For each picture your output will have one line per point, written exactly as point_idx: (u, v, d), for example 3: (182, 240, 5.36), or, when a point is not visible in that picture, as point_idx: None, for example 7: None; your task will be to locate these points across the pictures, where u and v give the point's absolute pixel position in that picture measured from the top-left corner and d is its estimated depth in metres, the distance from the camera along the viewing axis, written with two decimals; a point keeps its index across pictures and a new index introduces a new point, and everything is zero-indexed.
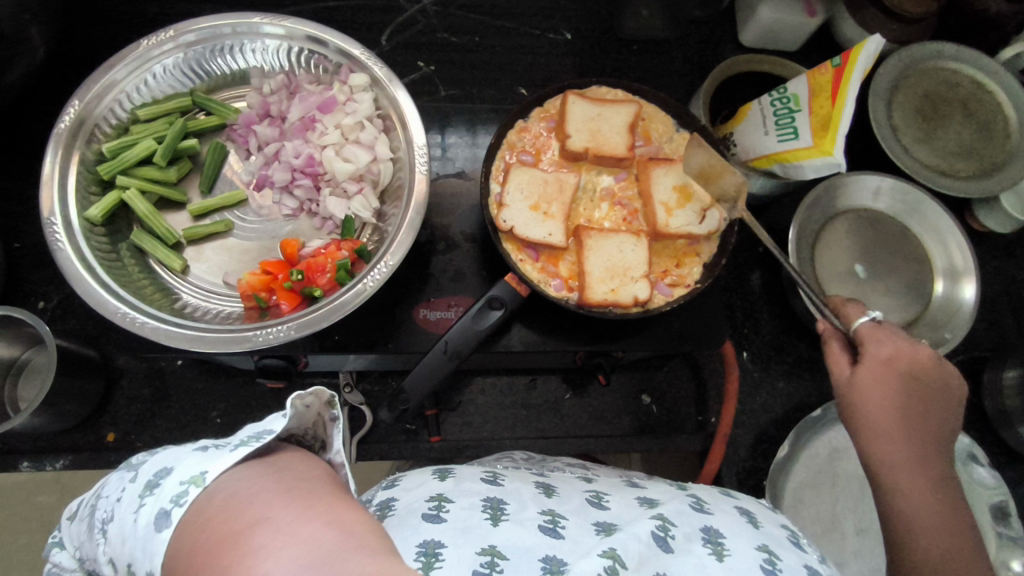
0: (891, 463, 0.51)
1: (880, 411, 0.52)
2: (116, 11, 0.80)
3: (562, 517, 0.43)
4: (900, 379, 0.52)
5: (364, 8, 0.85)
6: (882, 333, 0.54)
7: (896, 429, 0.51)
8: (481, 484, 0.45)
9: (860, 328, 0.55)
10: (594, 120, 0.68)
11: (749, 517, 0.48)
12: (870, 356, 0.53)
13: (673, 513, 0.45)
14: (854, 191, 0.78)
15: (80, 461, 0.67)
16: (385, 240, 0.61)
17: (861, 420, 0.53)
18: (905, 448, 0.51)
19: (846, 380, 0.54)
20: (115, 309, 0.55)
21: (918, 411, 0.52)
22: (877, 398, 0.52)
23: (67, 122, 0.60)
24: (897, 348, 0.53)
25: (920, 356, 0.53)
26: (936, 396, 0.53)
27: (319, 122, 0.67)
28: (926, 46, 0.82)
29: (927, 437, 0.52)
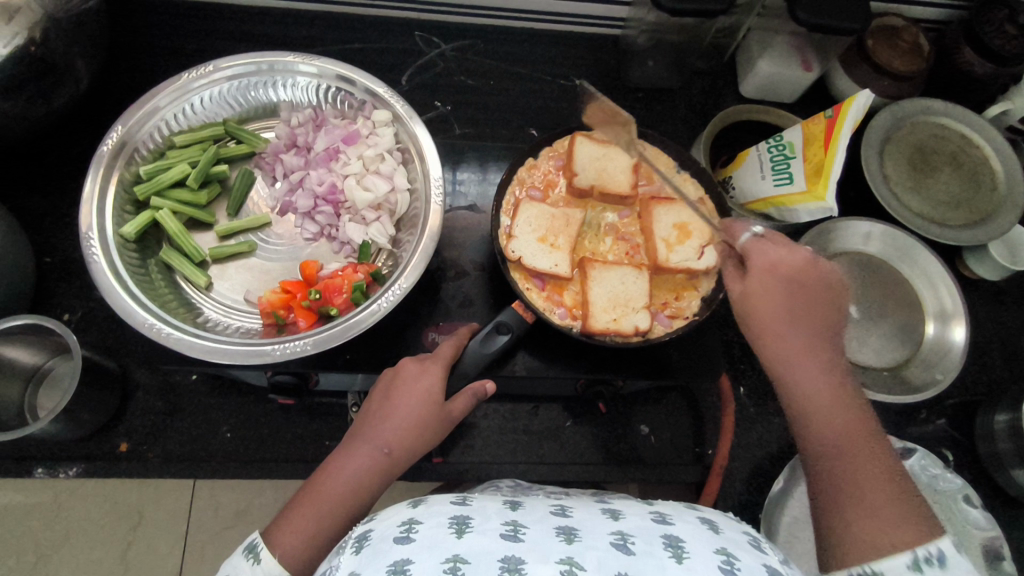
0: (785, 360, 0.53)
1: (767, 313, 0.54)
2: (157, 48, 0.86)
3: (523, 526, 0.47)
4: (785, 283, 0.54)
5: (387, 50, 0.91)
6: (765, 243, 0.55)
7: (787, 329, 0.53)
8: (448, 505, 0.49)
9: (744, 244, 0.57)
10: (600, 160, 0.72)
11: (711, 525, 0.50)
12: (754, 267, 0.55)
13: (634, 527, 0.48)
14: (846, 235, 0.82)
15: (92, 469, 0.69)
16: (400, 265, 0.64)
17: (755, 323, 0.55)
18: (797, 347, 0.53)
19: (739, 294, 0.56)
20: (144, 320, 0.58)
21: (805, 309, 0.54)
22: (766, 304, 0.54)
23: (110, 145, 0.64)
24: (778, 253, 0.55)
25: (801, 261, 0.54)
26: (823, 294, 0.54)
27: (342, 153, 0.71)
28: (915, 102, 0.87)
29: (820, 335, 0.54)
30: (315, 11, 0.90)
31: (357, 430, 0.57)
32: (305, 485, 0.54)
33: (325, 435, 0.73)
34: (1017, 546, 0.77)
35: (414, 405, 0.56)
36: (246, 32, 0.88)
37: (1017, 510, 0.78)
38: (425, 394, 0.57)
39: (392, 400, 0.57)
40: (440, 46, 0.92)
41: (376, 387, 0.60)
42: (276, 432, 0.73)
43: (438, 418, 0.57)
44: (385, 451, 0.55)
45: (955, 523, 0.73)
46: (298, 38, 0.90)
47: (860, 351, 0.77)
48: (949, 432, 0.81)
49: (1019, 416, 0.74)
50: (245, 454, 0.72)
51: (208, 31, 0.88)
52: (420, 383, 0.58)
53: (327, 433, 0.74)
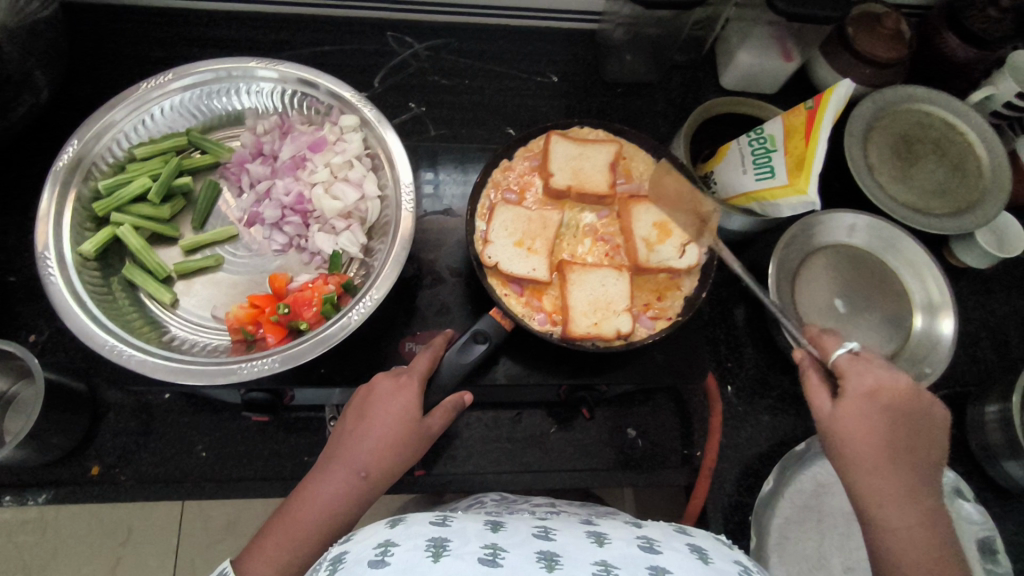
0: (882, 495, 0.52)
1: (864, 446, 0.52)
2: (120, 56, 0.83)
3: (502, 550, 0.45)
4: (884, 412, 0.53)
5: (359, 52, 0.89)
6: (865, 366, 0.55)
7: (885, 465, 0.52)
8: (428, 526, 0.47)
9: (839, 362, 0.56)
10: (576, 159, 0.70)
11: (700, 554, 0.49)
12: (851, 390, 0.54)
13: (619, 555, 0.46)
14: (830, 228, 0.80)
15: (63, 494, 0.67)
16: (371, 274, 0.62)
17: (846, 451, 0.54)
18: (895, 484, 0.51)
19: (828, 413, 0.55)
20: (103, 341, 0.56)
21: (903, 443, 0.53)
22: (863, 435, 0.53)
23: (65, 161, 0.62)
24: (878, 379, 0.54)
25: (901, 388, 0.53)
26: (920, 425, 0.54)
27: (309, 161, 0.69)
28: (898, 89, 0.85)
29: (919, 473, 0.52)
30: (284, 13, 0.88)
31: (333, 455, 0.55)
32: (279, 514, 0.52)
33: (303, 451, 0.71)
34: (1010, 538, 0.76)
35: (391, 425, 0.55)
36: (213, 37, 0.86)
37: (1010, 502, 0.77)
38: (401, 413, 0.55)
39: (369, 422, 0.55)
40: (414, 46, 0.90)
41: (351, 404, 0.58)
42: (252, 449, 0.71)
43: (416, 435, 0.55)
44: (363, 474, 0.53)
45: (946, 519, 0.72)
46: (267, 42, 0.87)
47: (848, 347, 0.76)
48: None
49: (1010, 407, 0.72)
50: (221, 473, 0.70)
51: (173, 37, 0.85)
52: (396, 401, 0.55)
53: (305, 448, 0.72)
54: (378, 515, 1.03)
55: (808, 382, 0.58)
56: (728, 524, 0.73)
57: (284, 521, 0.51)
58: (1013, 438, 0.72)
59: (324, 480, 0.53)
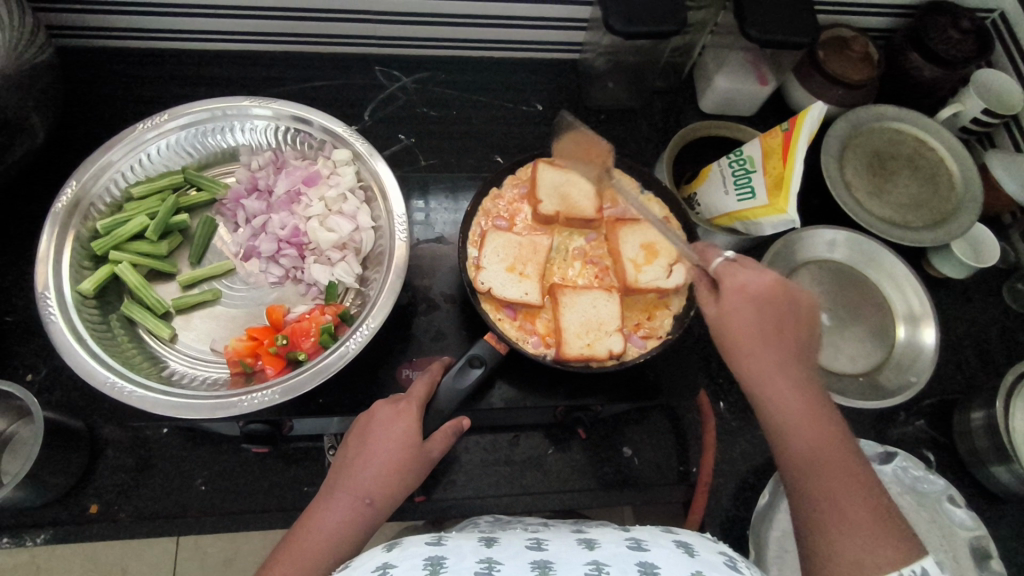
0: (759, 379, 0.53)
1: (742, 338, 0.53)
2: (114, 97, 0.85)
3: (498, 563, 0.46)
4: (755, 305, 0.54)
5: (349, 86, 0.91)
6: (737, 267, 0.56)
7: (759, 352, 0.53)
8: (424, 546, 0.48)
9: (717, 268, 0.57)
10: (563, 185, 0.72)
11: (686, 548, 0.50)
12: (727, 289, 0.55)
13: (610, 555, 0.48)
14: (811, 244, 0.83)
15: (61, 534, 0.67)
16: (368, 303, 0.64)
17: (727, 344, 0.55)
18: (770, 367, 0.53)
19: (713, 314, 0.56)
20: (105, 378, 0.57)
21: (775, 330, 0.53)
22: (737, 327, 0.54)
23: (64, 202, 0.64)
24: (748, 277, 0.55)
25: (769, 282, 0.55)
26: (793, 312, 0.55)
27: (304, 195, 0.71)
28: (870, 109, 0.88)
29: (793, 355, 0.53)
30: (274, 51, 0.91)
31: (333, 482, 0.55)
32: (282, 546, 0.52)
33: (303, 481, 0.72)
34: (1003, 543, 0.77)
35: (392, 448, 0.55)
36: (205, 76, 0.88)
37: (1001, 507, 0.79)
38: (401, 437, 0.56)
39: (370, 447, 0.56)
40: (402, 79, 0.93)
41: (351, 433, 0.59)
42: (251, 481, 0.72)
43: (418, 460, 0.56)
44: (368, 501, 0.54)
45: (940, 526, 0.73)
46: (259, 79, 0.90)
47: (835, 359, 0.77)
48: (929, 432, 0.82)
49: (994, 412, 0.74)
50: (221, 506, 0.70)
51: (167, 77, 0.87)
52: (396, 427, 0.57)
53: (305, 478, 0.72)
54: (379, 542, 1.03)
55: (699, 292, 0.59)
56: (727, 539, 0.74)
57: (290, 549, 0.51)
58: (999, 443, 0.74)
59: (328, 508, 0.53)
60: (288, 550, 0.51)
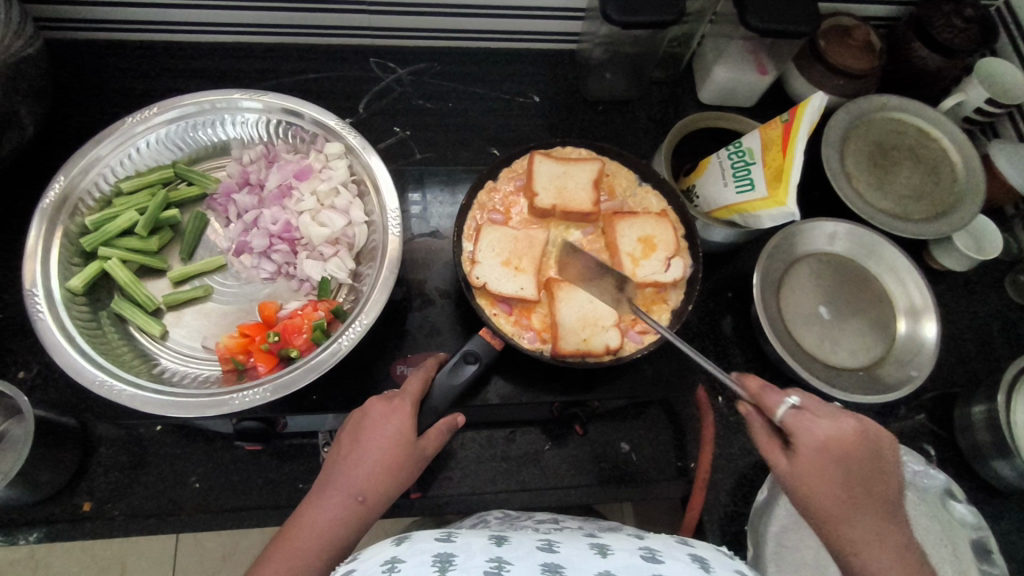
0: (855, 547, 0.50)
1: (829, 500, 0.51)
2: (105, 91, 0.84)
3: (508, 562, 0.45)
4: (838, 464, 0.51)
5: (343, 78, 0.90)
6: (808, 418, 0.52)
7: (847, 513, 0.51)
8: (432, 542, 0.47)
9: (783, 420, 0.53)
10: (559, 178, 0.71)
11: (702, 563, 0.49)
12: (803, 448, 0.51)
13: (623, 564, 0.47)
14: (812, 236, 0.82)
15: (55, 532, 0.66)
16: (360, 299, 0.63)
17: (809, 505, 0.52)
18: (861, 528, 0.50)
19: (788, 472, 0.53)
20: (93, 376, 0.56)
21: (860, 488, 0.51)
22: (820, 489, 0.51)
23: (52, 197, 0.63)
24: (826, 432, 0.51)
25: (848, 434, 0.51)
26: (874, 460, 0.52)
27: (296, 189, 0.70)
28: (871, 100, 0.87)
29: (881, 509, 0.51)
30: (267, 43, 0.89)
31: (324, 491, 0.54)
32: (272, 546, 0.51)
33: (298, 478, 0.71)
34: (1003, 537, 0.76)
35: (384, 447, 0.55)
36: (197, 68, 0.87)
37: (1002, 502, 0.78)
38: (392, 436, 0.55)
39: (365, 445, 0.55)
40: (397, 71, 0.91)
41: (344, 429, 0.58)
42: (245, 478, 0.71)
43: (411, 455, 0.56)
44: (360, 499, 0.53)
45: (940, 521, 0.72)
46: (251, 72, 0.88)
47: (835, 353, 0.77)
48: (929, 426, 0.81)
49: (996, 407, 0.73)
50: (215, 503, 0.70)
51: (158, 69, 0.86)
52: (389, 425, 0.56)
53: (300, 475, 0.72)
54: (378, 538, 1.03)
55: (758, 436, 0.56)
56: (725, 535, 0.74)
57: (280, 553, 0.50)
58: (1001, 437, 0.73)
59: (320, 503, 0.52)
60: (276, 552, 0.50)
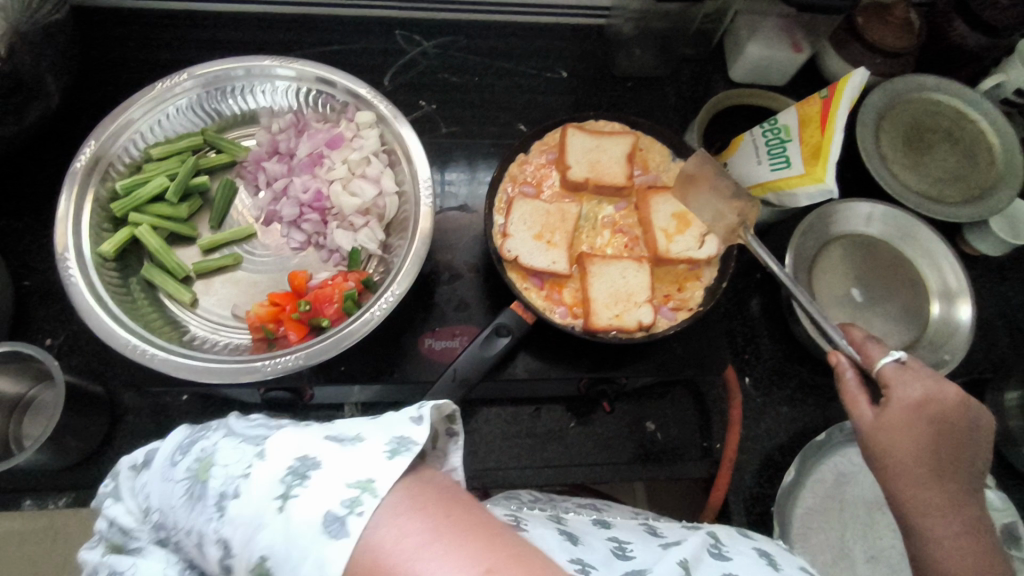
0: (921, 510, 0.50)
1: (913, 460, 0.50)
2: (130, 59, 0.83)
3: (591, 567, 0.43)
4: (930, 424, 0.50)
5: (368, 51, 0.89)
6: (909, 374, 0.52)
7: (929, 476, 0.50)
8: (505, 538, 0.45)
9: (883, 371, 0.53)
10: (593, 151, 0.70)
11: (769, 559, 0.48)
12: (897, 401, 0.51)
13: (693, 556, 0.46)
14: (844, 217, 0.80)
15: (83, 498, 0.66)
16: (392, 270, 0.62)
17: (889, 463, 0.52)
18: (933, 491, 0.50)
19: (871, 425, 0.52)
20: (126, 341, 0.56)
21: (946, 454, 0.51)
22: (905, 444, 0.51)
23: (83, 161, 0.62)
24: (925, 391, 0.51)
25: (947, 397, 0.51)
26: (967, 436, 0.52)
27: (326, 159, 0.69)
28: (908, 79, 0.85)
29: (958, 479, 0.51)
30: (291, 13, 0.88)
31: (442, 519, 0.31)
32: None
33: None
34: None
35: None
36: (222, 38, 0.86)
37: None
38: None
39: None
40: (422, 44, 0.90)
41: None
42: None
43: None
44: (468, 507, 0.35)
45: None
46: (276, 42, 0.87)
47: (866, 335, 0.75)
48: None
49: None
50: None
51: (183, 39, 0.85)
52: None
53: None
54: None
55: (845, 390, 0.55)
56: (751, 517, 0.73)
57: None
58: None
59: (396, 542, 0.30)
60: None
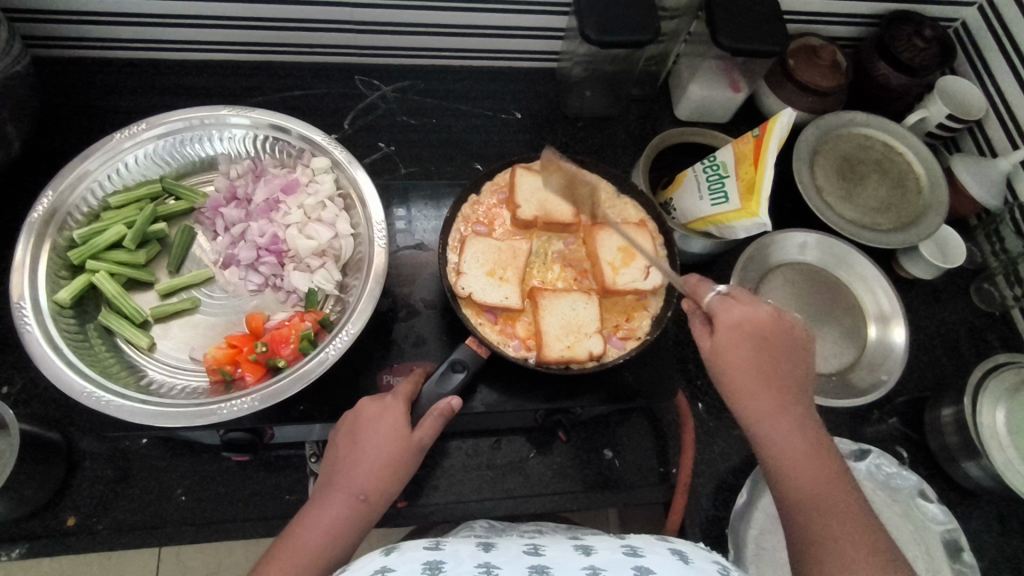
0: (757, 418, 0.56)
1: (739, 371, 0.57)
2: (92, 107, 0.85)
3: (496, 567, 0.48)
4: (750, 339, 0.57)
5: (329, 95, 0.92)
6: (730, 302, 0.59)
7: (756, 385, 0.56)
8: (421, 551, 0.49)
9: (711, 303, 0.60)
10: (541, 191, 0.73)
11: (681, 556, 0.52)
12: (722, 326, 0.58)
13: (606, 560, 0.50)
14: (784, 247, 0.85)
15: (37, 548, 0.66)
16: (347, 310, 0.64)
17: (725, 379, 0.58)
18: (767, 400, 0.56)
19: (709, 349, 0.60)
20: (82, 388, 0.57)
21: (769, 363, 0.57)
22: (732, 363, 0.57)
23: (39, 212, 0.64)
24: (743, 312, 0.58)
25: (762, 316, 0.58)
26: (789, 349, 0.58)
27: (283, 203, 0.71)
28: (838, 115, 0.91)
29: (787, 387, 0.57)
30: (253, 61, 0.91)
31: None
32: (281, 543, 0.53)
33: (285, 489, 0.72)
34: (973, 536, 0.79)
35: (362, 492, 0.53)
36: (183, 86, 0.88)
37: (974, 501, 0.81)
38: (359, 440, 0.57)
39: (346, 459, 0.56)
40: (381, 88, 0.94)
41: (338, 431, 0.59)
42: (232, 490, 0.71)
43: (409, 452, 0.57)
44: (362, 498, 0.55)
45: (914, 521, 0.75)
46: (238, 89, 0.90)
47: None
48: (902, 429, 0.84)
49: (964, 409, 0.76)
50: (201, 516, 0.70)
51: (145, 87, 0.87)
52: (383, 424, 0.57)
53: (287, 486, 0.72)
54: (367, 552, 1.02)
55: (695, 327, 0.63)
56: (708, 539, 0.75)
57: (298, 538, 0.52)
58: (969, 439, 0.76)
59: None
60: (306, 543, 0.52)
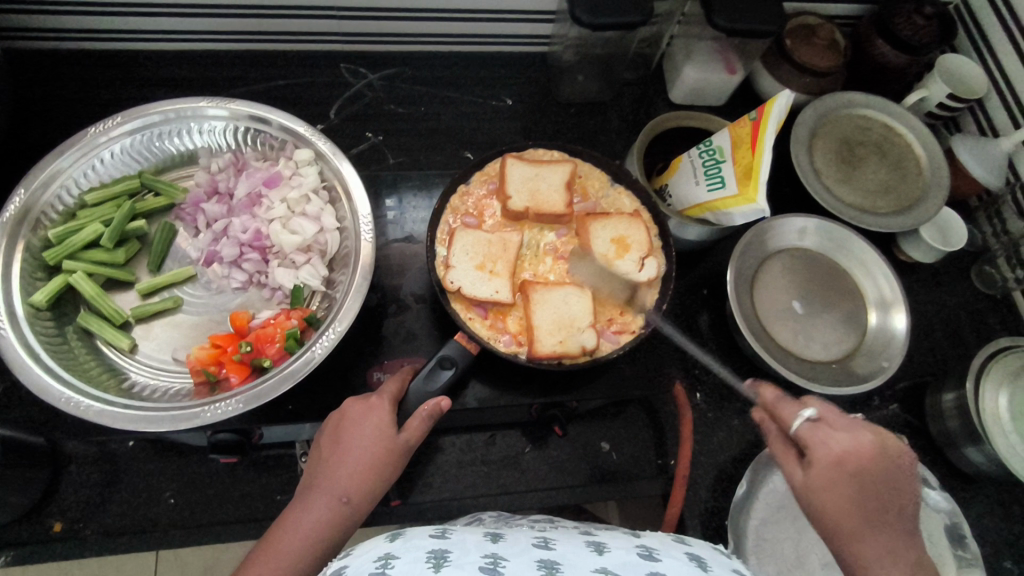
0: (865, 567, 0.49)
1: (842, 516, 0.50)
2: (69, 101, 0.82)
3: (503, 559, 0.46)
4: (853, 478, 0.50)
5: (313, 84, 0.89)
6: (824, 430, 0.53)
7: (864, 531, 0.49)
8: (428, 539, 0.47)
9: (799, 430, 0.54)
10: (532, 181, 0.71)
11: (699, 562, 0.50)
12: (818, 459, 0.52)
13: (619, 562, 0.47)
14: (782, 232, 0.83)
15: (23, 555, 0.64)
16: (334, 307, 0.62)
17: (824, 522, 0.51)
18: (876, 549, 0.49)
19: (803, 483, 0.53)
20: (59, 393, 0.55)
21: (875, 503, 0.50)
22: (833, 504, 0.50)
23: (11, 212, 0.62)
24: (842, 444, 0.52)
25: (865, 448, 0.51)
26: (895, 481, 0.51)
27: (266, 198, 0.69)
28: (837, 97, 0.89)
29: (898, 532, 0.50)
30: (235, 50, 0.88)
31: None
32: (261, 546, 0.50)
33: (276, 490, 0.70)
34: (975, 521, 0.78)
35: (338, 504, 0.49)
36: (163, 77, 0.85)
37: (975, 487, 0.80)
38: (341, 441, 0.55)
39: (329, 460, 0.55)
40: (368, 76, 0.91)
41: (324, 431, 0.58)
42: (222, 492, 0.70)
43: (395, 453, 0.55)
44: (345, 500, 0.52)
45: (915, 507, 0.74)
46: (220, 80, 0.87)
47: (807, 346, 0.78)
48: (902, 416, 0.82)
49: (966, 394, 0.75)
50: (191, 519, 0.68)
51: (124, 79, 0.84)
52: (368, 423, 0.56)
53: (278, 487, 0.71)
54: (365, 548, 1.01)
55: (778, 450, 0.57)
56: (707, 531, 0.74)
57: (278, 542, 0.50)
58: (970, 425, 0.75)
59: None
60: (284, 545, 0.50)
